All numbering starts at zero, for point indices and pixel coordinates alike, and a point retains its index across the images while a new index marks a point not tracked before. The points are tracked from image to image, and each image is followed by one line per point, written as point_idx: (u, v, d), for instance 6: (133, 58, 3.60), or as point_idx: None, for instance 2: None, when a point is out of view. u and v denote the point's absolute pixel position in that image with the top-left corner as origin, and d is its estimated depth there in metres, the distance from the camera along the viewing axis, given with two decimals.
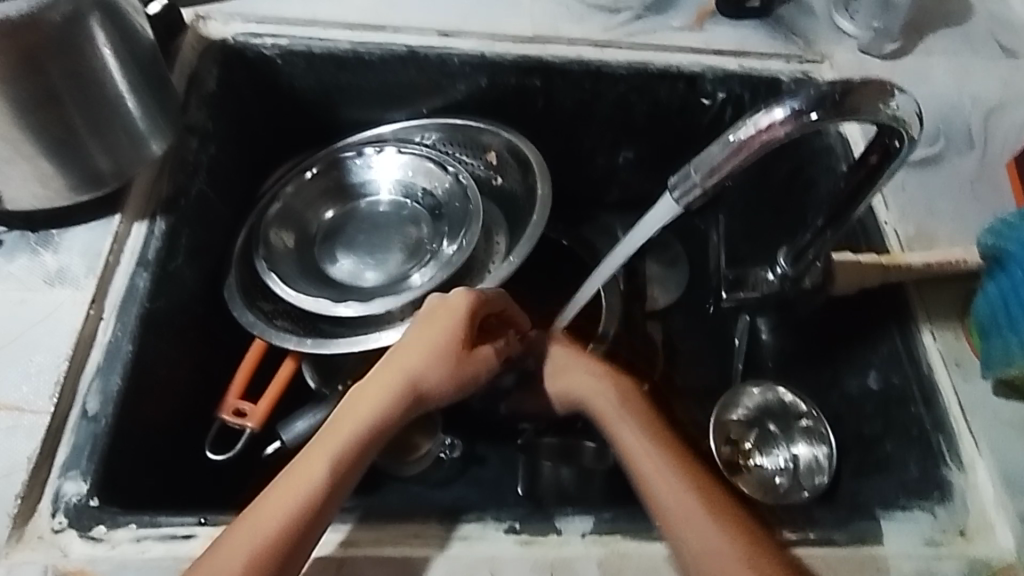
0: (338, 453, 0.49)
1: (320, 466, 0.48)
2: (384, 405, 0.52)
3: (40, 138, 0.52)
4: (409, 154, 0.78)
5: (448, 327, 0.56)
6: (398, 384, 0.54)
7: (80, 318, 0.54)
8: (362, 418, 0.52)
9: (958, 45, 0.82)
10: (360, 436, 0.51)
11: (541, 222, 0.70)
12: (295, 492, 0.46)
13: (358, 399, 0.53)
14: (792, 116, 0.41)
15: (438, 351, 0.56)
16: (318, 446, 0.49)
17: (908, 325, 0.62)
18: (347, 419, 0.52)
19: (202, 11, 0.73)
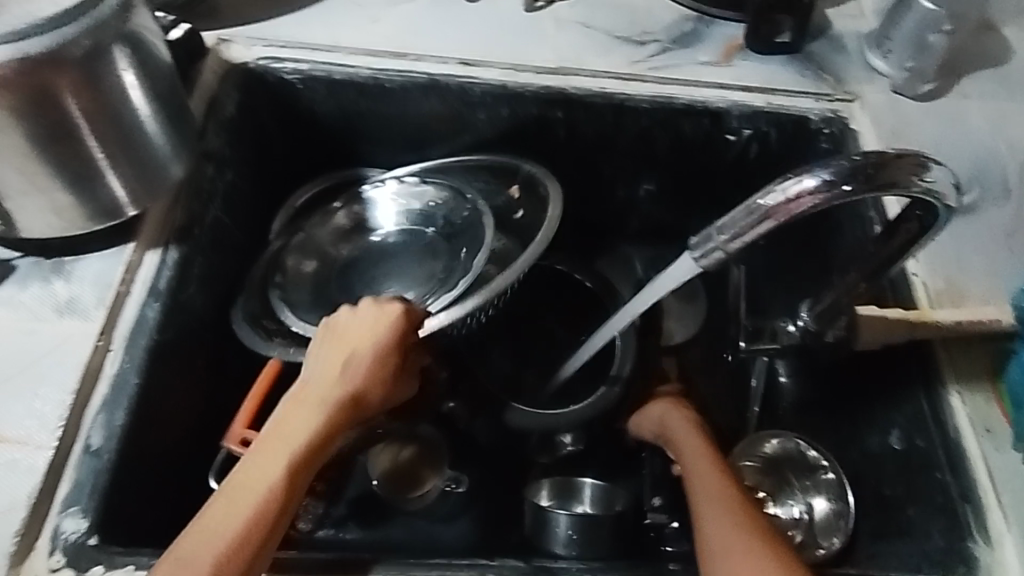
0: (263, 480, 0.47)
1: (234, 510, 0.45)
2: (319, 417, 0.51)
3: (58, 170, 0.52)
4: (430, 181, 0.76)
5: (360, 332, 0.55)
6: (321, 393, 0.52)
7: (88, 350, 0.54)
8: (287, 435, 0.49)
9: (997, 88, 0.79)
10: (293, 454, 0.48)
11: (546, 236, 0.63)
12: (217, 533, 0.44)
13: (279, 415, 0.51)
14: (820, 186, 0.39)
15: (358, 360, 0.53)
16: (242, 477, 0.47)
17: (934, 386, 0.60)
18: (272, 439, 0.49)
19: (225, 35, 0.73)
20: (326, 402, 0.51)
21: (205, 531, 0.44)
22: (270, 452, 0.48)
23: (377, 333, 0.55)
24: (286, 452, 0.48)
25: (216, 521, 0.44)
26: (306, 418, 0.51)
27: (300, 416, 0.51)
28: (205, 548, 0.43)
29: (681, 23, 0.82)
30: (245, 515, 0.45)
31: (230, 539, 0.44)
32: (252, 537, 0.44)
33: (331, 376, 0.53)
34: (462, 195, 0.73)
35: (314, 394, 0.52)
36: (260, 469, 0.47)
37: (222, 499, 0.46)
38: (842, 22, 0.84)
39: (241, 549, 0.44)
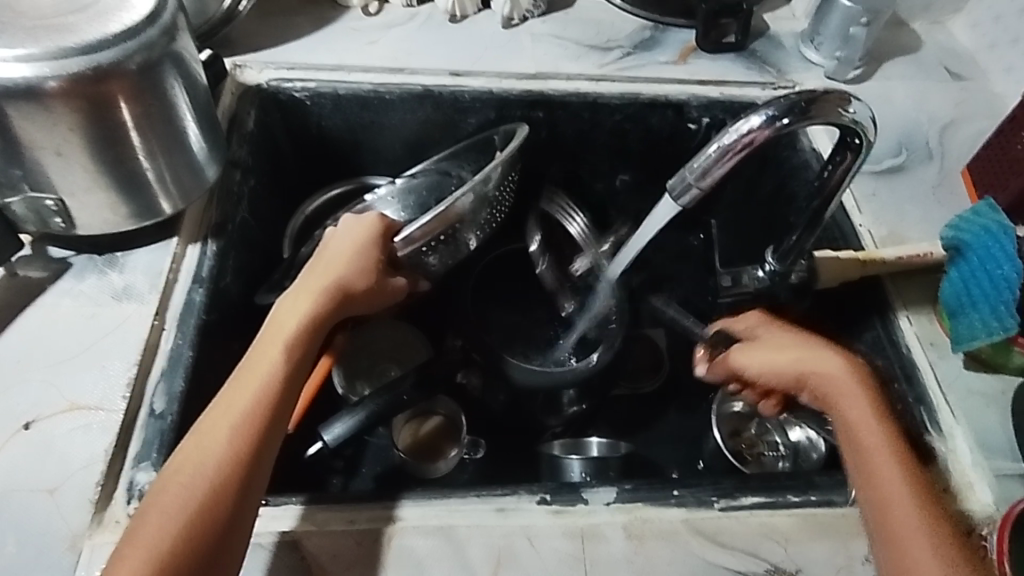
0: (267, 357, 0.54)
1: (252, 380, 0.53)
2: (310, 305, 0.59)
3: (116, 171, 0.58)
4: (421, 176, 0.82)
5: (341, 243, 0.64)
6: (310, 288, 0.61)
7: (145, 329, 0.60)
8: (285, 323, 0.58)
9: (913, 71, 0.92)
10: (293, 333, 0.57)
11: (505, 158, 0.71)
12: (234, 402, 0.51)
13: (275, 313, 0.59)
14: (769, 121, 0.49)
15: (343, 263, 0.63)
16: (254, 355, 0.55)
17: (887, 313, 0.70)
18: (271, 330, 0.57)
19: (239, 61, 0.82)
20: (316, 294, 0.60)
21: (227, 398, 0.51)
22: (271, 338, 0.56)
23: (353, 236, 0.65)
24: (285, 335, 0.56)
25: (232, 393, 0.52)
26: (299, 309, 0.59)
27: (294, 308, 0.59)
28: (230, 410, 0.51)
29: (640, 32, 0.93)
30: (255, 384, 0.52)
31: (246, 403, 0.51)
32: (264, 399, 0.52)
33: (319, 278, 0.62)
34: (449, 174, 0.82)
35: (307, 290, 0.61)
36: (263, 351, 0.55)
37: (240, 373, 0.54)
38: (778, 25, 0.97)
39: (256, 411, 0.51)
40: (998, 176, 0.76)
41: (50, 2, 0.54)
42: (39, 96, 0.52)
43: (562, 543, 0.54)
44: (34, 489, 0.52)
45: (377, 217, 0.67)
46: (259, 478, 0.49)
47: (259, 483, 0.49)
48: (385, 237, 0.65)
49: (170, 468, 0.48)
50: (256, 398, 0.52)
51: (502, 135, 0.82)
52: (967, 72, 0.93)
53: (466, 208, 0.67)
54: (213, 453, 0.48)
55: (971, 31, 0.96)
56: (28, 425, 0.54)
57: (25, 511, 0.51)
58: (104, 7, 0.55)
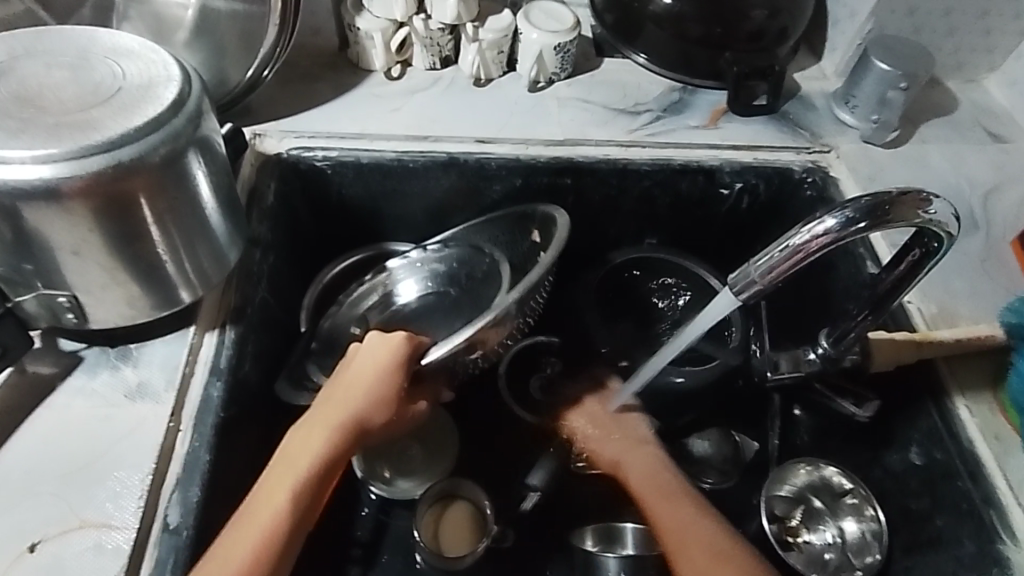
0: (276, 497, 0.54)
1: (257, 527, 0.52)
2: (323, 442, 0.57)
3: (135, 266, 0.55)
4: (455, 248, 0.80)
5: (364, 362, 0.61)
6: (325, 420, 0.58)
7: (161, 431, 0.56)
8: (297, 458, 0.56)
9: (951, 133, 0.89)
10: (302, 476, 0.55)
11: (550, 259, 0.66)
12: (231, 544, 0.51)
13: (287, 445, 0.58)
14: (842, 224, 0.46)
15: (361, 390, 0.60)
16: (261, 495, 0.54)
17: (943, 400, 0.66)
18: (283, 464, 0.56)
19: (259, 130, 0.79)
20: (329, 429, 0.58)
21: (229, 544, 0.51)
22: (283, 473, 0.56)
23: (376, 359, 0.60)
24: (295, 471, 0.56)
25: (231, 536, 0.51)
26: (313, 444, 0.57)
27: (306, 442, 0.57)
28: (231, 560, 0.50)
29: (669, 94, 0.91)
30: (259, 526, 0.52)
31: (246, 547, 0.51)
32: (264, 543, 0.51)
33: (340, 404, 0.59)
34: (481, 251, 0.80)
35: (325, 420, 0.58)
36: (271, 490, 0.54)
37: (244, 517, 0.53)
38: (809, 84, 0.95)
39: (254, 556, 0.50)
40: None
41: (72, 94, 0.51)
42: (57, 196, 0.49)
43: None
44: None
45: (404, 336, 0.62)
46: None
47: None
48: (411, 357, 0.60)
49: None
50: (259, 550, 0.51)
51: (540, 213, 0.77)
52: (1007, 133, 0.90)
53: (510, 316, 0.60)
54: None
55: (1010, 89, 0.93)
56: (35, 546, 0.50)
57: None
58: (127, 96, 0.52)
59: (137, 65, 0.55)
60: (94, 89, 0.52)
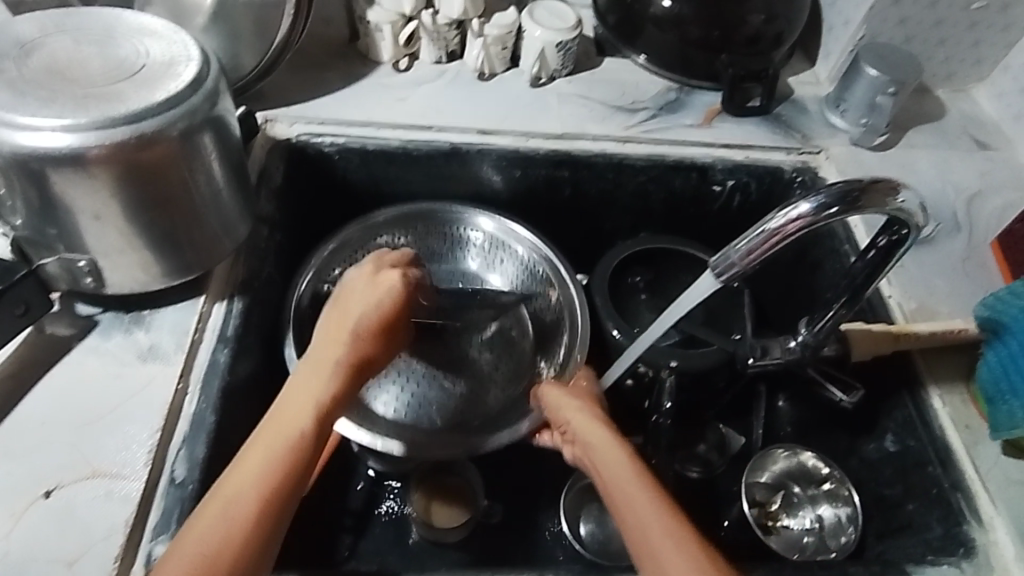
0: (295, 423, 0.52)
1: (271, 453, 0.49)
2: (328, 374, 0.56)
3: (151, 233, 0.58)
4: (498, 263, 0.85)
5: (361, 297, 0.61)
6: (327, 357, 0.57)
7: (169, 391, 0.59)
8: (303, 391, 0.55)
9: (938, 140, 0.92)
10: (313, 406, 0.53)
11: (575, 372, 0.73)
12: (255, 467, 0.49)
13: (293, 382, 0.56)
14: (816, 209, 0.49)
15: (358, 322, 0.59)
16: (268, 429, 0.52)
17: (917, 390, 0.69)
18: (293, 397, 0.54)
19: (271, 115, 0.83)
20: (331, 364, 0.56)
21: (245, 464, 0.49)
22: (292, 404, 0.53)
23: (373, 300, 0.61)
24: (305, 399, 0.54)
25: (247, 459, 0.49)
26: (317, 377, 0.56)
27: (311, 380, 0.55)
28: (248, 483, 0.48)
29: (666, 93, 0.94)
30: (281, 446, 0.50)
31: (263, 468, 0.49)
32: (289, 466, 0.49)
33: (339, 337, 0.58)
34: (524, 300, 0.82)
35: (328, 357, 0.57)
36: (286, 417, 0.52)
37: (256, 446, 0.51)
38: (802, 89, 0.98)
39: (279, 476, 0.48)
40: None
41: (99, 69, 0.55)
42: (81, 162, 0.52)
43: None
44: (52, 561, 0.50)
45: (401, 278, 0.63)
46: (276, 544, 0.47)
47: (272, 551, 0.47)
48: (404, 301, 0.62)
49: (180, 543, 0.45)
50: (276, 469, 0.49)
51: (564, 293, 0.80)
52: (993, 142, 0.93)
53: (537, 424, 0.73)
54: (228, 520, 0.46)
55: (997, 100, 0.96)
56: (48, 492, 0.53)
57: None
58: (151, 73, 0.56)
59: (159, 45, 0.58)
60: (121, 65, 0.56)
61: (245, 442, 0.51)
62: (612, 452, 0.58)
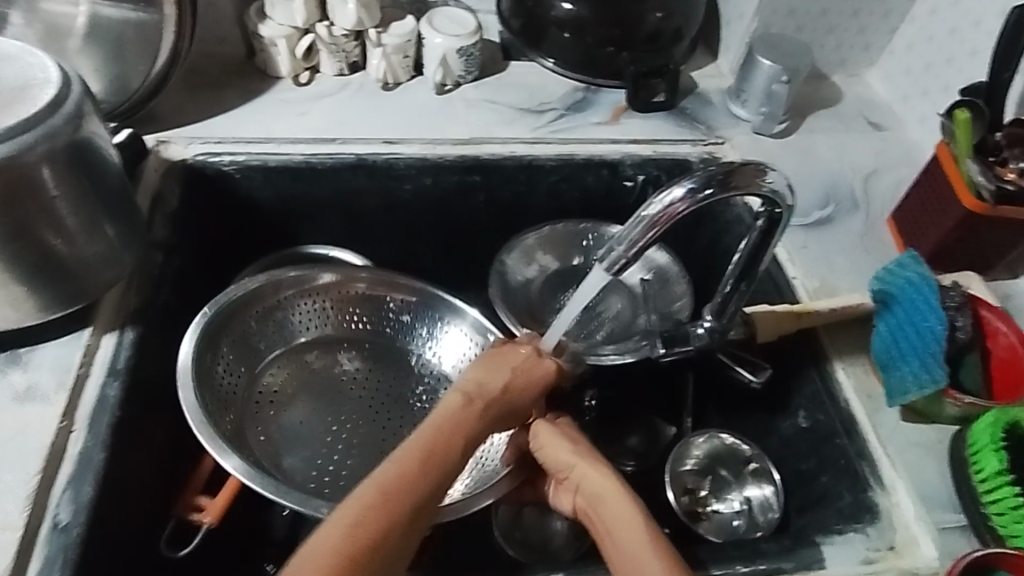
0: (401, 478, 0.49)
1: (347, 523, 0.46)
2: (468, 428, 0.55)
3: (20, 265, 0.55)
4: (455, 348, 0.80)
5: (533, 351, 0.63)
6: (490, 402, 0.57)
7: (52, 430, 0.56)
8: (411, 456, 0.51)
9: (834, 123, 0.95)
10: (403, 474, 0.50)
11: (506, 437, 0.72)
12: (333, 530, 0.46)
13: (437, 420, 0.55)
14: (691, 192, 0.51)
15: (512, 369, 0.60)
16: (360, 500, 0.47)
17: (823, 365, 0.70)
18: (422, 455, 0.51)
19: (164, 137, 0.80)
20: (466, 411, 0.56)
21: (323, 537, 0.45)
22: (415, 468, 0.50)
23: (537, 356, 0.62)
24: (415, 465, 0.51)
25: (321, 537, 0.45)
26: (463, 434, 0.55)
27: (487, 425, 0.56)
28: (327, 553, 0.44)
29: (572, 93, 0.95)
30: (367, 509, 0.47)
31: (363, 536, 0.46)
32: (371, 532, 0.46)
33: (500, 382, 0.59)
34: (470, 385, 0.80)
35: (434, 418, 0.55)
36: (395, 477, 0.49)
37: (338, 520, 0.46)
38: (705, 82, 1.00)
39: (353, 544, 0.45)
40: (918, 228, 0.77)
41: None
42: None
43: None
44: None
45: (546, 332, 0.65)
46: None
47: None
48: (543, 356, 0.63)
49: None
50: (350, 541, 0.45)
51: None
52: (886, 123, 0.97)
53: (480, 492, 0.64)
54: None
55: (887, 84, 1.00)
56: None
57: None
58: (6, 98, 0.54)
59: (15, 68, 0.56)
60: None
61: (329, 514, 0.47)
62: (627, 510, 0.56)
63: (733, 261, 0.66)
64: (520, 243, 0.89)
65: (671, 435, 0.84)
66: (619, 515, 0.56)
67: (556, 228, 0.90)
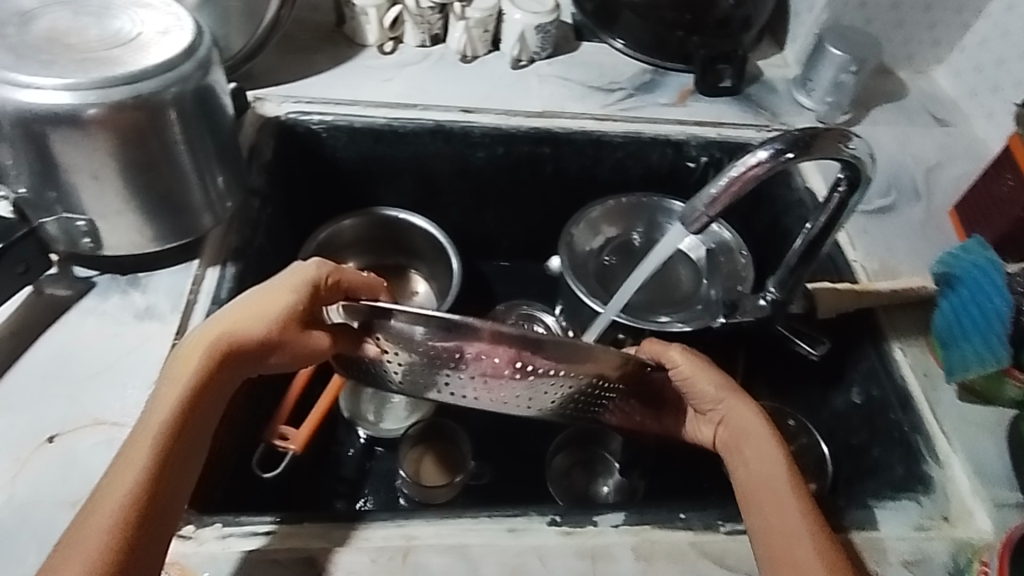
0: (159, 419, 0.48)
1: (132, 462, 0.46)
2: (206, 360, 0.51)
3: (148, 196, 0.61)
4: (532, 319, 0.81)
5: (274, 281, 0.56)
6: (221, 325, 0.53)
7: (166, 347, 0.62)
8: (176, 384, 0.50)
9: (899, 116, 0.97)
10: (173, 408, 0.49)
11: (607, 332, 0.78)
12: (124, 465, 0.46)
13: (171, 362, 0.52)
14: (773, 155, 0.53)
15: (256, 301, 0.54)
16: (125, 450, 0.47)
17: (881, 343, 0.73)
18: (157, 399, 0.50)
19: (260, 94, 0.85)
20: (209, 340, 0.52)
21: (105, 485, 0.46)
22: (155, 408, 0.49)
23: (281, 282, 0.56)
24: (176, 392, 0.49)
25: (105, 486, 0.45)
26: (190, 364, 0.51)
27: (185, 359, 0.51)
28: (103, 506, 0.44)
29: (641, 75, 0.98)
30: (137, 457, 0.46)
31: (129, 481, 0.45)
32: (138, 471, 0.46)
33: (221, 320, 0.53)
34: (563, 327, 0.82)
35: (185, 351, 0.52)
36: (144, 423, 0.48)
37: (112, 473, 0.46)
38: (770, 71, 1.02)
39: (135, 483, 0.45)
40: (982, 215, 0.79)
41: (95, 37, 0.58)
42: (80, 122, 0.54)
43: (572, 563, 0.55)
44: (58, 502, 0.53)
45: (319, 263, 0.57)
46: (146, 559, 0.44)
47: (152, 545, 0.45)
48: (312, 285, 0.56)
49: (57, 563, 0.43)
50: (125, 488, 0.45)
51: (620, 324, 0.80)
52: (952, 118, 0.98)
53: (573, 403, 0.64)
54: (83, 548, 0.42)
55: (954, 80, 1.01)
56: (52, 439, 0.56)
57: (47, 524, 0.52)
58: (145, 42, 0.59)
59: (154, 16, 0.61)
60: (116, 34, 0.58)
61: (106, 470, 0.47)
62: (765, 454, 0.57)
63: (799, 237, 0.67)
64: (586, 216, 0.92)
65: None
66: (765, 468, 0.56)
67: (619, 200, 0.93)
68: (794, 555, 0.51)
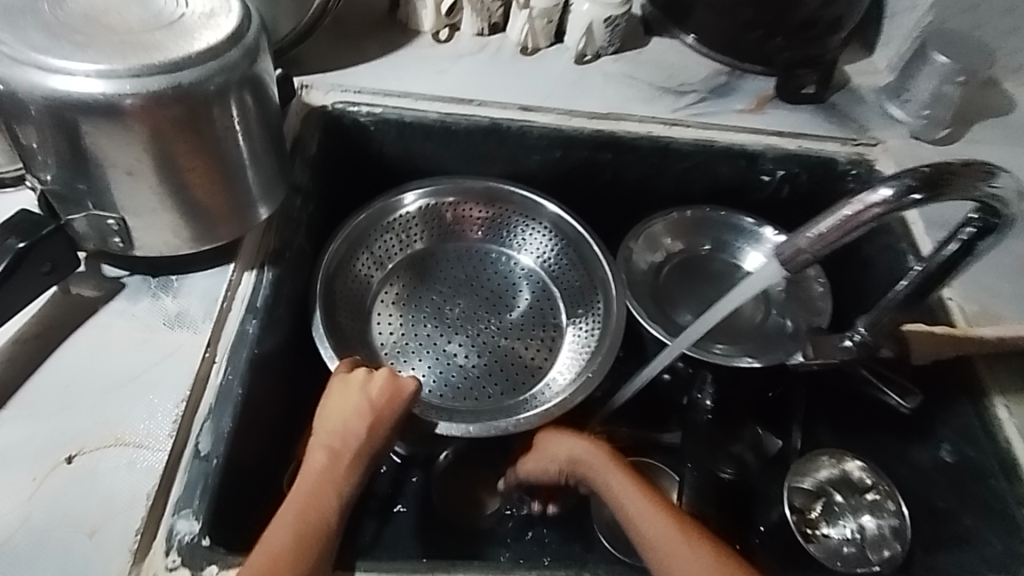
0: (318, 509, 0.51)
1: (296, 547, 0.47)
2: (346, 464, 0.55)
3: (184, 195, 0.56)
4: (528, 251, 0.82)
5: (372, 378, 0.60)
6: (349, 427, 0.57)
7: (197, 359, 0.57)
8: (323, 489, 0.52)
9: (1003, 135, 0.87)
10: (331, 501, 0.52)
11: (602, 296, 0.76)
12: (288, 548, 0.47)
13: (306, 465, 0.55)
14: (896, 194, 0.46)
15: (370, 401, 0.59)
16: (280, 530, 0.49)
17: (979, 396, 0.65)
18: (298, 497, 0.51)
19: (307, 81, 0.80)
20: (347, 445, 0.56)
21: (266, 561, 0.46)
22: (303, 503, 0.51)
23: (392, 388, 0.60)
24: (327, 496, 0.52)
25: (270, 564, 0.46)
26: (335, 467, 0.54)
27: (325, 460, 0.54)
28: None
29: (716, 77, 0.90)
30: (303, 536, 0.48)
31: (302, 562, 0.47)
32: (311, 555, 0.47)
33: (354, 427, 0.57)
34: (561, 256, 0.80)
35: (323, 447, 0.55)
36: (303, 506, 0.50)
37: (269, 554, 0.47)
38: (857, 78, 0.93)
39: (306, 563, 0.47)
40: None
41: (135, 18, 0.52)
42: (116, 114, 0.49)
43: None
44: (73, 530, 0.48)
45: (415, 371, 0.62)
46: None
47: None
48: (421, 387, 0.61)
49: None
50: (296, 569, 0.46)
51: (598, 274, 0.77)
52: None
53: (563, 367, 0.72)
54: None
55: None
56: (70, 458, 0.51)
57: (61, 554, 0.47)
58: (187, 24, 0.53)
59: None
60: (157, 15, 0.53)
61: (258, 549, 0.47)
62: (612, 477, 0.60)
63: (904, 280, 0.60)
64: (647, 229, 0.85)
65: (776, 447, 0.79)
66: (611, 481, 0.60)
67: (684, 213, 0.86)
68: (669, 554, 0.52)
